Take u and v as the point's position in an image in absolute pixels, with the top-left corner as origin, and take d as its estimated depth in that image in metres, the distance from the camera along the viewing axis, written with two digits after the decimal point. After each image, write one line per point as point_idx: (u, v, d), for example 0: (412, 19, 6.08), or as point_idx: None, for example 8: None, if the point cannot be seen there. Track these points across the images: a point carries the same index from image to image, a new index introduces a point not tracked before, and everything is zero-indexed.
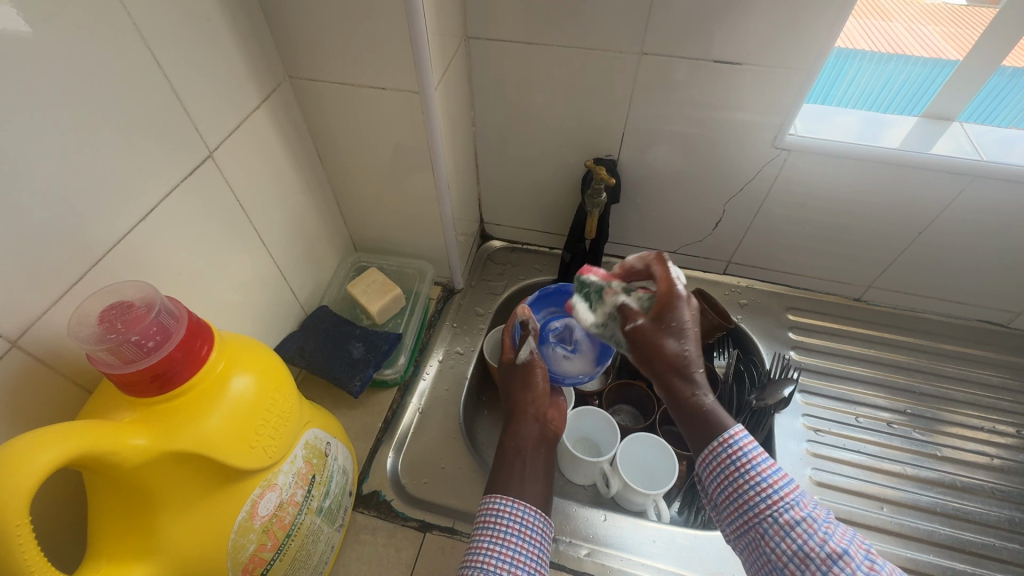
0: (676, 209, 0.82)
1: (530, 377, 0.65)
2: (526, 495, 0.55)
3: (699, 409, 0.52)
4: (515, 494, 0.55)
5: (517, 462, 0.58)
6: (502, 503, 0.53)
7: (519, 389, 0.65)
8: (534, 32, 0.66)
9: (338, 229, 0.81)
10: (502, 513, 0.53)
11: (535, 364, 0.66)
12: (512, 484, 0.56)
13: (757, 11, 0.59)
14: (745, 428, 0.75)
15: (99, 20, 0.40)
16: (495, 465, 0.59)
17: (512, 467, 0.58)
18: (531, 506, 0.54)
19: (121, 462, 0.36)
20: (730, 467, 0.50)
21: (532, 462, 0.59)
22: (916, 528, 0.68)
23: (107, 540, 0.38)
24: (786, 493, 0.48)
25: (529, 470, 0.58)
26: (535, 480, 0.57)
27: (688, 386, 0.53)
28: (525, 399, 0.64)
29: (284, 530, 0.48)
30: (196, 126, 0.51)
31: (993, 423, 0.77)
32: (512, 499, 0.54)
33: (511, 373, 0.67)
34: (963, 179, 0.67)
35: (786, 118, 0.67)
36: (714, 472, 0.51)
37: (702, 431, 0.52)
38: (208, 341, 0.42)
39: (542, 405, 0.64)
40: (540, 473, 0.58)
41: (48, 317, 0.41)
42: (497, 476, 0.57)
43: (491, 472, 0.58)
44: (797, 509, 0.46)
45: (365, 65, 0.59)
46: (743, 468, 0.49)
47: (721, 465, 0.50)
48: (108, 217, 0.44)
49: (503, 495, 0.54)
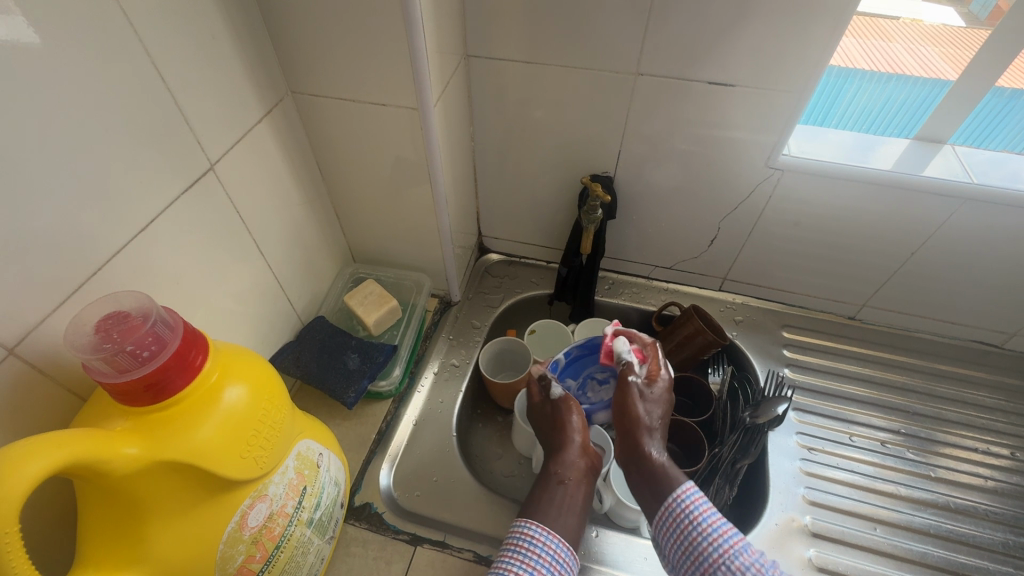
0: (672, 225, 0.83)
1: (572, 409, 0.66)
2: (561, 527, 0.56)
3: (659, 469, 0.58)
4: (548, 523, 0.56)
5: (558, 491, 0.59)
6: (537, 531, 0.55)
7: (564, 419, 0.65)
8: (533, 51, 0.68)
9: (336, 240, 0.82)
10: (537, 542, 0.54)
11: (571, 401, 0.67)
12: (551, 514, 0.57)
13: (750, 35, 0.60)
14: (740, 445, 0.73)
15: (106, 37, 0.42)
16: (535, 493, 0.60)
17: (552, 497, 0.59)
18: (562, 539, 0.55)
19: (111, 470, 0.36)
20: (683, 521, 0.54)
21: (572, 493, 0.60)
22: (910, 550, 0.67)
23: (97, 548, 0.39)
24: (736, 543, 0.51)
25: (566, 502, 0.59)
26: (570, 512, 0.58)
27: (652, 445, 0.59)
28: (570, 428, 0.64)
29: (273, 541, 0.48)
30: (199, 140, 0.52)
31: (988, 444, 0.77)
32: (543, 527, 0.56)
33: (551, 404, 0.68)
34: (956, 201, 0.67)
35: (780, 138, 0.68)
36: (669, 530, 0.55)
37: (658, 491, 0.57)
38: (203, 351, 0.43)
39: (585, 438, 0.64)
40: (577, 505, 0.59)
41: (46, 325, 0.42)
42: (536, 505, 0.59)
43: (530, 499, 0.60)
44: (746, 556, 0.50)
45: (367, 84, 0.61)
46: (694, 521, 0.53)
47: (675, 519, 0.54)
48: (108, 229, 0.45)
49: (537, 524, 0.56)
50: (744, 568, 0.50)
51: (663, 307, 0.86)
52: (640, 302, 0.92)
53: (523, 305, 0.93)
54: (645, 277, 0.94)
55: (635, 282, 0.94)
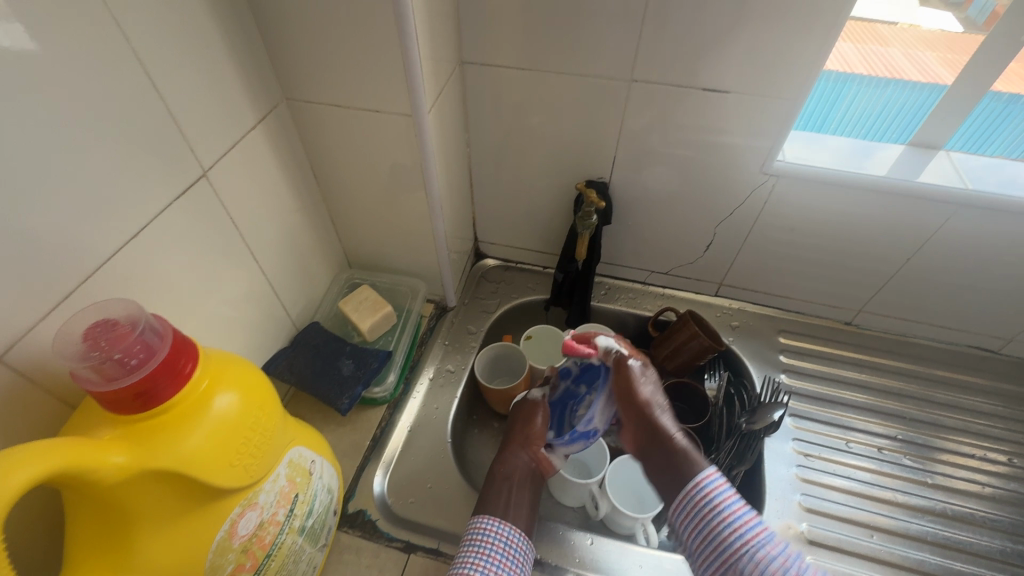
0: (668, 231, 0.83)
1: (530, 416, 0.71)
2: (510, 518, 0.60)
3: (681, 452, 0.62)
4: (499, 515, 0.60)
5: (505, 486, 0.63)
6: (489, 522, 0.59)
7: (519, 425, 0.71)
8: (528, 58, 0.68)
9: (332, 245, 0.81)
10: (490, 528, 0.58)
11: (540, 406, 0.72)
12: (498, 506, 0.61)
13: (744, 42, 0.60)
14: (735, 452, 0.75)
15: (98, 43, 0.42)
16: (486, 488, 0.64)
17: (500, 494, 0.63)
18: (515, 527, 0.59)
19: (99, 480, 0.36)
20: (706, 510, 0.56)
21: (517, 491, 0.64)
22: (907, 557, 0.67)
23: (85, 557, 0.39)
24: (758, 532, 0.54)
25: (513, 497, 0.63)
26: (518, 506, 0.62)
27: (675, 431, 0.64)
28: (522, 433, 0.70)
29: (263, 550, 0.48)
30: (192, 146, 0.52)
31: (985, 450, 0.77)
32: (496, 519, 0.59)
33: (516, 413, 0.73)
34: (952, 207, 0.67)
35: (775, 143, 0.68)
36: (689, 519, 0.57)
37: (679, 474, 0.60)
38: (193, 359, 0.42)
39: (536, 441, 0.69)
40: (524, 501, 0.63)
41: (35, 333, 0.42)
42: (485, 500, 0.62)
43: (481, 494, 0.63)
44: (770, 546, 0.53)
45: (361, 89, 0.61)
46: (716, 509, 0.56)
47: (696, 508, 0.57)
48: (99, 236, 0.45)
49: (489, 515, 0.60)
50: (766, 558, 0.52)
51: (659, 313, 0.86)
52: (636, 307, 0.91)
53: (518, 311, 0.93)
54: (641, 283, 0.94)
55: (632, 288, 0.94)
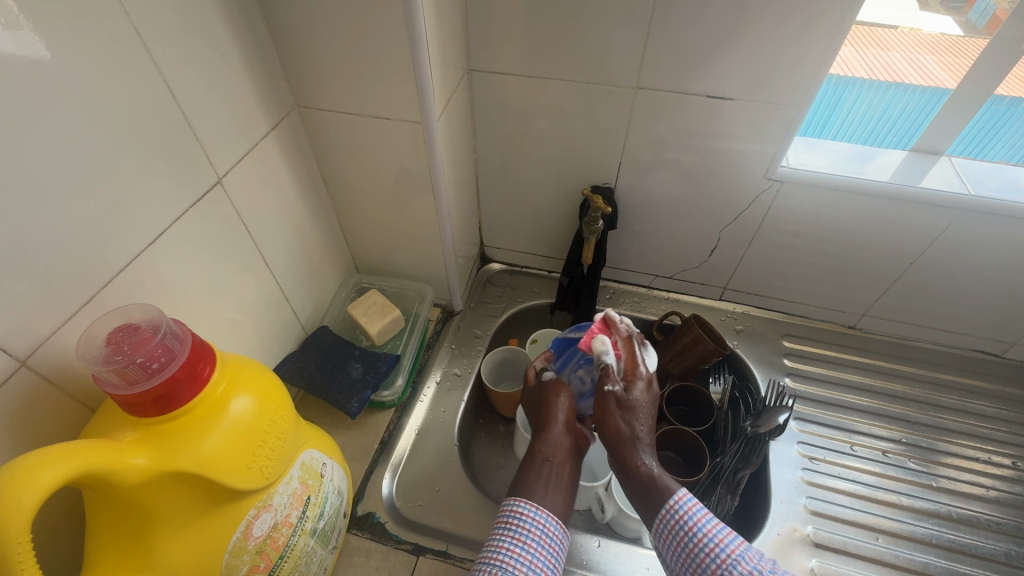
0: (673, 235, 0.84)
1: (557, 393, 0.67)
2: (548, 503, 0.58)
3: (648, 478, 0.58)
4: (536, 500, 0.58)
5: (544, 469, 0.61)
6: (526, 508, 0.56)
7: (550, 401, 0.67)
8: (535, 65, 0.69)
9: (340, 250, 0.82)
10: (528, 517, 0.56)
11: (564, 383, 0.69)
12: (536, 490, 0.59)
13: (747, 50, 0.61)
14: (741, 455, 0.73)
15: (118, 54, 0.43)
16: (523, 469, 0.62)
17: (539, 476, 0.60)
18: (551, 514, 0.57)
19: (121, 481, 0.37)
20: (680, 532, 0.54)
21: (558, 471, 0.61)
22: (912, 560, 0.67)
23: (106, 558, 0.39)
24: (733, 550, 0.51)
25: (553, 479, 0.60)
26: (557, 489, 0.60)
27: (642, 457, 0.59)
28: (554, 409, 0.66)
29: (277, 551, 0.49)
30: (207, 154, 0.53)
31: (989, 453, 0.77)
32: (534, 504, 0.57)
33: (542, 388, 0.69)
34: (954, 212, 0.68)
35: (779, 149, 0.68)
36: (666, 540, 0.55)
37: (651, 501, 0.57)
38: (211, 362, 0.43)
39: (569, 418, 0.66)
40: (564, 483, 0.60)
41: (57, 338, 0.43)
42: (522, 482, 0.60)
43: (517, 476, 0.61)
44: (745, 563, 0.50)
45: (371, 97, 0.62)
46: (690, 531, 0.53)
47: (671, 531, 0.54)
48: (117, 242, 0.46)
49: (527, 500, 0.57)
50: None
51: (664, 317, 0.87)
52: (641, 311, 0.92)
53: (524, 315, 0.94)
54: (646, 287, 0.94)
55: (636, 292, 0.94)
